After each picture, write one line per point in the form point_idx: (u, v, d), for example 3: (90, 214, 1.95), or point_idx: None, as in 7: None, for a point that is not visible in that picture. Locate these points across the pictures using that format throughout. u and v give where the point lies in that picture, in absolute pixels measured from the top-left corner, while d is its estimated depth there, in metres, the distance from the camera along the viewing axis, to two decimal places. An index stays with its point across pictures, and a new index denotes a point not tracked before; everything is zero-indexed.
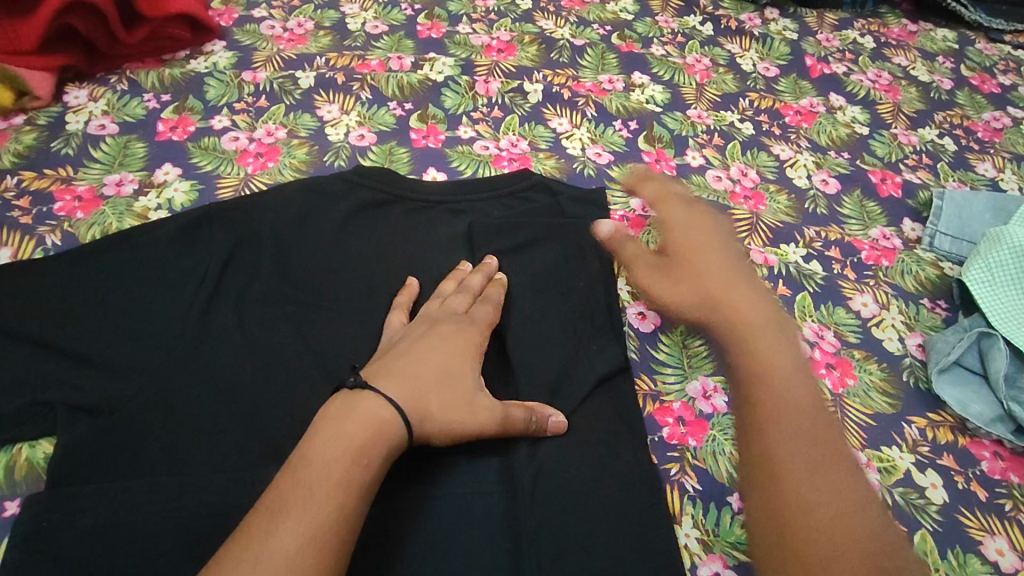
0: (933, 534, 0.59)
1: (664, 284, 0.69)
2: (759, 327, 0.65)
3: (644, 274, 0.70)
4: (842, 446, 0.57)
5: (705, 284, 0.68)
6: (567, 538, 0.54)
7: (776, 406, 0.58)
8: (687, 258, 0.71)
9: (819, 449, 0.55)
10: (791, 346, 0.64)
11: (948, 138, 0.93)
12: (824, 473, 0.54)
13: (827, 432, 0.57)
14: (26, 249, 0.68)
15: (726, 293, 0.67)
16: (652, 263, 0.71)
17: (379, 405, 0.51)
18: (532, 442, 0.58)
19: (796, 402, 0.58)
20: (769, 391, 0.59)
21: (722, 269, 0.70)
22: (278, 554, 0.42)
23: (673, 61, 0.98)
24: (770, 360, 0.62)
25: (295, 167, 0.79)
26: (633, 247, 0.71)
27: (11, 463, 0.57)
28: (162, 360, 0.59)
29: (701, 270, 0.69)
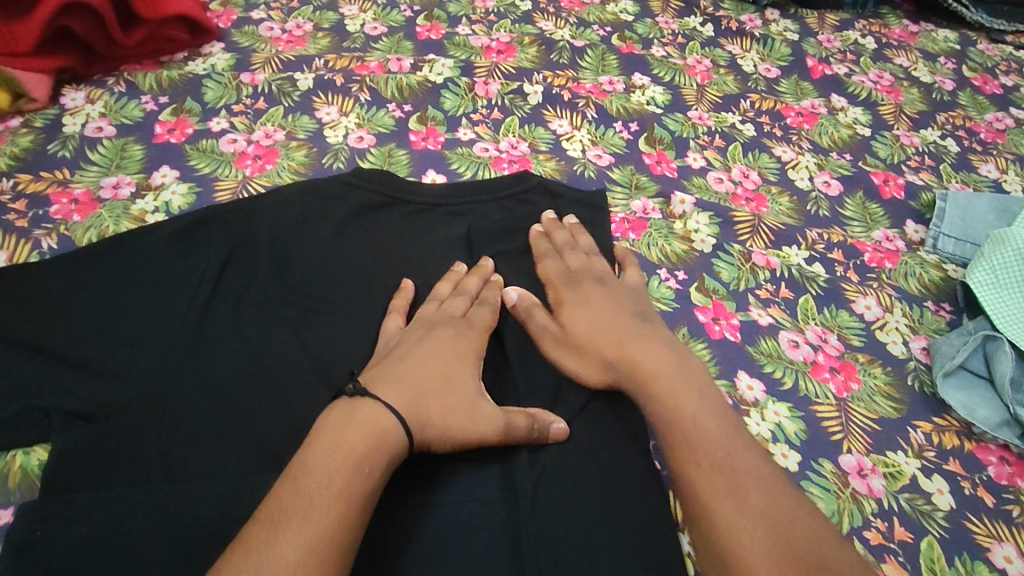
0: (940, 541, 0.58)
1: (574, 357, 0.61)
2: (661, 375, 0.58)
3: (556, 350, 0.62)
4: (772, 487, 0.51)
5: (604, 348, 0.61)
6: (569, 546, 0.54)
7: (696, 465, 0.52)
8: (588, 320, 0.63)
9: (750, 504, 0.50)
10: (696, 388, 0.57)
11: (951, 139, 0.92)
12: (763, 533, 0.48)
13: (751, 477, 0.51)
14: (22, 252, 0.68)
15: (627, 351, 0.60)
16: (560, 334, 0.63)
17: (379, 412, 0.50)
18: (533, 449, 0.58)
19: (706, 456, 0.52)
20: (679, 443, 0.54)
21: (624, 323, 0.63)
22: (279, 565, 0.41)
23: (674, 62, 0.98)
24: (674, 410, 0.55)
25: (293, 170, 0.78)
26: (540, 318, 0.64)
27: (5, 470, 0.56)
28: (158, 365, 0.58)
29: (604, 331, 0.62)
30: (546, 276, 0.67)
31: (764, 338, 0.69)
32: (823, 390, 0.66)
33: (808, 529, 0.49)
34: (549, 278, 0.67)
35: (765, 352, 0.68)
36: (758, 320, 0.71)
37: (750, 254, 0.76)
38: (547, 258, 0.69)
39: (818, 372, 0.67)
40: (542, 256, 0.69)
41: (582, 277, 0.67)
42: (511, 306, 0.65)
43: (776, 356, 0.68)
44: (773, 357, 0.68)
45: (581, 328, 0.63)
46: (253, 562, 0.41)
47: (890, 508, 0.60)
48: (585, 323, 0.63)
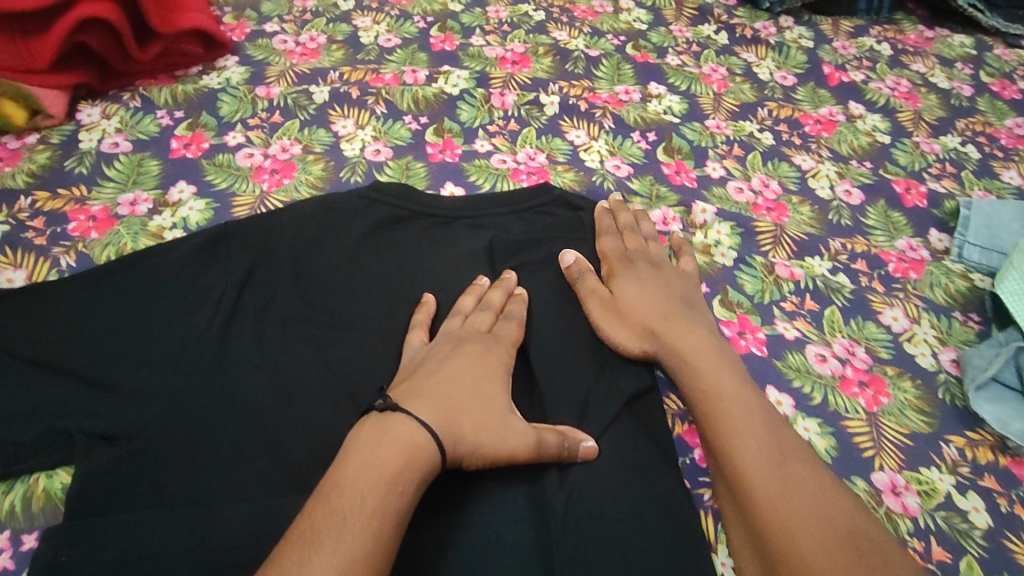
0: (979, 561, 0.57)
1: (618, 323, 0.64)
2: (702, 353, 0.61)
3: (601, 311, 0.65)
4: (806, 458, 0.54)
5: (648, 319, 0.64)
6: (600, 568, 0.52)
7: (734, 433, 0.55)
8: (637, 289, 0.66)
9: (784, 471, 0.53)
10: (735, 367, 0.60)
11: (971, 146, 0.91)
12: (797, 497, 0.51)
13: (787, 447, 0.55)
14: (41, 270, 0.67)
15: (670, 324, 0.63)
16: (608, 298, 0.66)
17: (410, 428, 0.50)
18: (562, 466, 0.57)
19: (745, 427, 0.55)
20: (720, 414, 0.57)
21: (668, 299, 0.66)
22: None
23: (689, 71, 0.97)
24: (714, 383, 0.59)
25: (311, 184, 0.77)
26: (591, 282, 0.67)
27: (27, 494, 0.56)
28: (180, 385, 0.58)
29: (648, 304, 0.65)
30: (603, 252, 0.70)
31: (792, 352, 0.68)
32: (853, 405, 0.65)
33: (838, 495, 0.52)
34: (604, 253, 0.70)
35: (794, 366, 0.67)
36: (784, 334, 0.70)
37: (773, 266, 0.75)
38: (607, 235, 0.72)
39: (847, 386, 0.66)
40: (604, 232, 0.72)
41: (637, 259, 0.70)
42: (566, 267, 0.68)
43: (804, 371, 0.67)
44: (801, 371, 0.67)
45: (628, 296, 0.66)
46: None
47: (926, 527, 0.58)
48: (632, 293, 0.66)
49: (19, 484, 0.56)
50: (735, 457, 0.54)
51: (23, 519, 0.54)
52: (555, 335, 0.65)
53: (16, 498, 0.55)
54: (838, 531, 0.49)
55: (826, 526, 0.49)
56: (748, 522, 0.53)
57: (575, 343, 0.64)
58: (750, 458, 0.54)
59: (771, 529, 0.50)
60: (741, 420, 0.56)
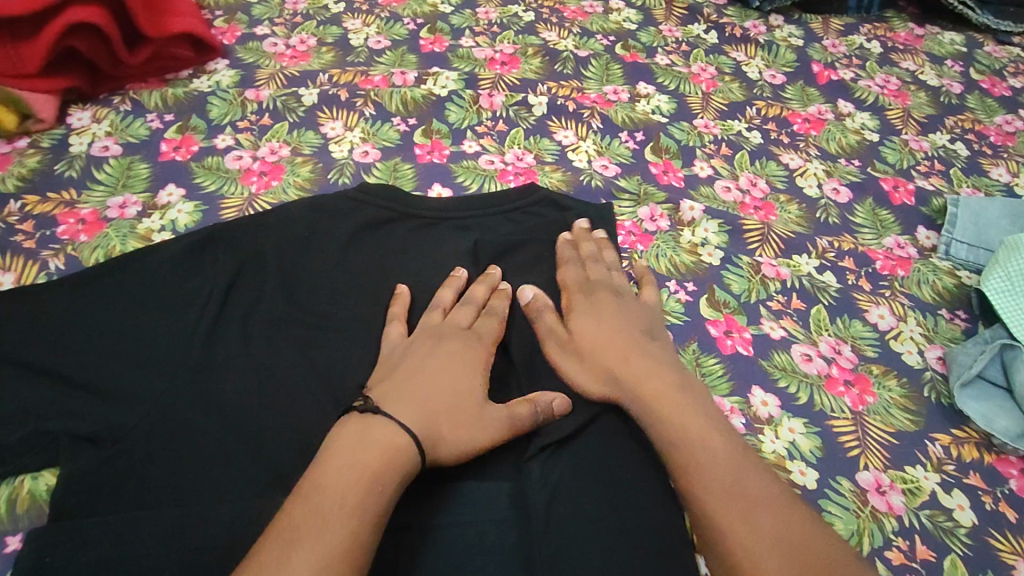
0: (963, 559, 0.57)
1: (577, 369, 0.61)
2: (663, 395, 0.57)
3: (557, 356, 0.62)
4: (778, 498, 0.50)
5: (608, 362, 0.61)
6: (582, 567, 0.52)
7: (702, 481, 0.51)
8: (597, 331, 0.63)
9: (759, 510, 0.49)
10: (700, 406, 0.57)
11: (960, 143, 0.91)
12: (776, 540, 0.47)
13: (760, 484, 0.51)
14: (29, 274, 0.68)
15: (631, 366, 0.60)
16: (564, 341, 0.63)
17: (391, 431, 0.50)
18: (546, 465, 0.57)
19: (713, 467, 0.52)
20: (687, 456, 0.53)
21: (625, 338, 0.62)
22: None
23: (678, 70, 0.97)
24: (679, 425, 0.55)
25: (299, 186, 0.78)
26: (549, 320, 0.64)
27: (13, 496, 0.56)
28: (165, 386, 0.58)
29: (605, 345, 0.62)
30: (562, 282, 0.67)
31: (777, 352, 0.68)
32: (839, 404, 0.65)
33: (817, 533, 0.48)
34: (563, 285, 0.67)
35: (780, 366, 0.67)
36: (770, 334, 0.70)
37: (759, 266, 0.75)
38: (567, 263, 0.69)
39: (833, 386, 0.67)
40: (565, 262, 0.69)
41: (597, 288, 0.67)
42: (525, 304, 0.65)
43: (790, 370, 0.67)
44: (787, 371, 0.67)
45: (586, 334, 0.63)
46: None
47: (911, 526, 0.59)
48: (593, 332, 0.63)
49: (6, 486, 0.56)
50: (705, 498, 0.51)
51: (9, 521, 0.55)
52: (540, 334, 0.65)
53: (2, 500, 0.56)
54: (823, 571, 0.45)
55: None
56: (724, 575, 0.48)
57: None
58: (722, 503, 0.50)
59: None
60: (705, 456, 0.52)
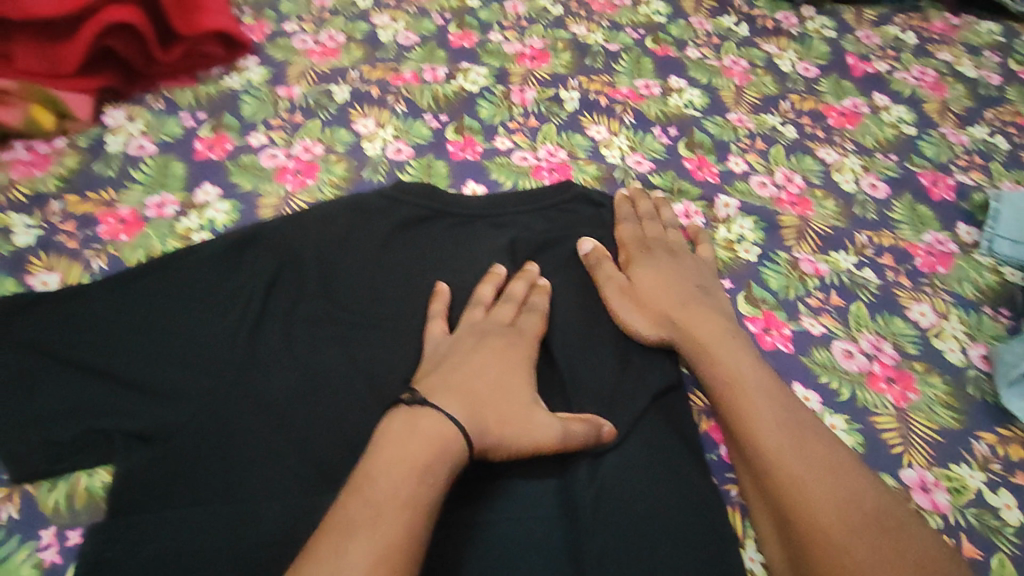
0: (1012, 558, 0.56)
1: (635, 311, 0.65)
2: (716, 337, 0.62)
3: (616, 296, 0.66)
4: (823, 438, 0.55)
5: (664, 306, 0.65)
6: (630, 565, 0.52)
7: (754, 419, 0.56)
8: (655, 280, 0.67)
9: (806, 455, 0.53)
10: (750, 350, 0.61)
11: (1000, 137, 0.90)
12: (820, 484, 0.51)
13: (808, 431, 0.55)
14: (73, 274, 0.68)
15: (686, 310, 0.64)
16: (624, 285, 0.67)
17: (439, 422, 0.51)
18: (592, 462, 0.57)
19: (767, 407, 0.56)
20: (739, 393, 0.58)
21: (681, 287, 0.67)
22: (354, 572, 0.41)
23: (710, 64, 0.96)
24: (731, 365, 0.59)
25: (334, 184, 0.78)
26: (609, 268, 0.68)
27: (70, 492, 0.56)
28: (212, 384, 0.58)
29: (660, 292, 0.66)
30: (620, 238, 0.72)
31: (817, 348, 0.68)
32: (881, 401, 0.65)
33: (860, 482, 0.52)
34: (621, 240, 0.71)
35: (820, 363, 0.67)
36: (810, 330, 0.69)
37: (797, 262, 0.74)
38: (626, 221, 0.73)
39: (875, 382, 0.66)
40: (623, 220, 0.74)
41: (654, 245, 0.71)
42: (584, 254, 0.70)
43: (830, 366, 0.67)
44: (828, 367, 0.66)
45: (645, 282, 0.67)
46: (328, 568, 0.41)
47: (956, 524, 0.58)
48: (650, 280, 0.67)
49: (62, 481, 0.56)
50: (763, 451, 0.54)
51: (67, 517, 0.55)
52: (579, 330, 0.65)
53: (59, 495, 0.55)
54: (869, 518, 0.50)
55: (845, 504, 0.50)
56: (770, 501, 0.53)
57: (600, 340, 0.65)
58: (780, 454, 0.54)
59: (796, 508, 0.51)
60: (755, 394, 0.57)
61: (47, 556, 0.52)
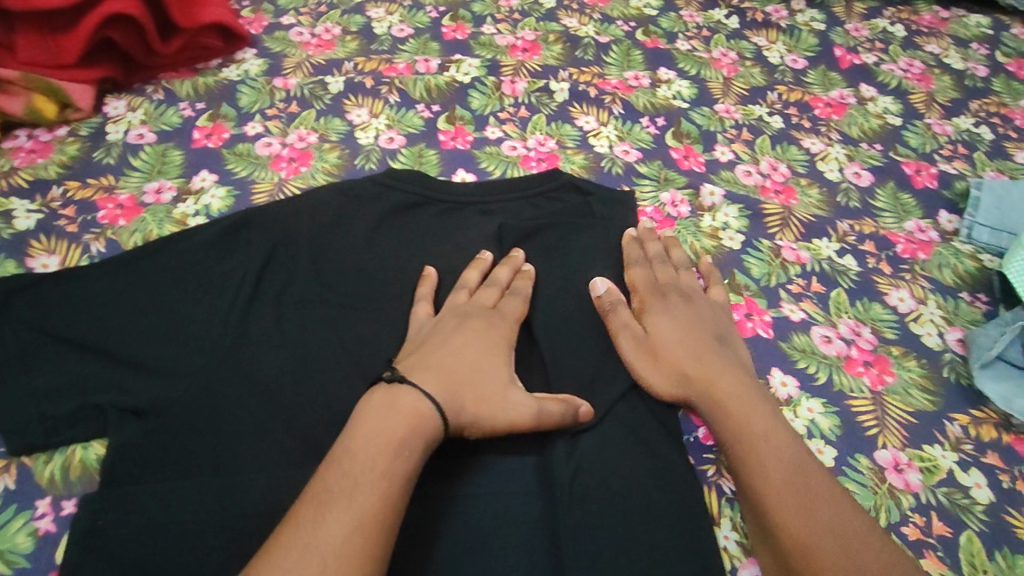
0: (979, 536, 0.58)
1: (653, 366, 0.62)
2: (732, 394, 0.59)
3: (633, 350, 0.63)
4: (838, 504, 0.53)
5: (683, 360, 0.62)
6: (605, 537, 0.54)
7: (767, 484, 0.54)
8: (673, 332, 0.64)
9: (820, 523, 0.51)
10: (767, 407, 0.59)
11: (984, 127, 0.91)
12: (833, 553, 0.50)
13: (824, 496, 0.53)
14: (73, 256, 0.71)
15: (704, 365, 0.61)
16: (641, 336, 0.64)
17: (416, 398, 0.53)
18: (571, 440, 0.59)
19: (779, 471, 0.54)
20: (752, 454, 0.56)
21: (699, 338, 0.64)
22: (329, 539, 0.44)
23: (699, 56, 0.98)
24: (745, 424, 0.58)
25: (327, 172, 0.80)
26: (623, 315, 0.65)
27: (66, 464, 0.59)
28: (205, 361, 0.61)
29: (678, 343, 0.63)
30: (632, 282, 0.68)
31: (797, 334, 0.69)
32: (858, 384, 0.66)
33: (875, 553, 0.50)
34: (634, 285, 0.68)
35: (799, 347, 0.68)
36: (790, 316, 0.71)
37: (780, 250, 0.76)
38: (637, 265, 0.70)
39: (852, 366, 0.67)
40: (634, 263, 0.70)
41: (668, 291, 0.68)
42: (596, 296, 0.67)
43: (809, 351, 0.68)
44: (806, 352, 0.68)
45: (663, 333, 0.64)
46: (304, 536, 0.44)
47: (928, 503, 0.59)
48: (668, 332, 0.64)
49: (58, 454, 0.59)
50: (775, 516, 0.53)
51: (62, 487, 0.58)
52: (562, 313, 0.67)
53: (55, 467, 0.59)
54: None
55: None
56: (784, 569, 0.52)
57: (583, 325, 0.66)
58: (792, 522, 0.52)
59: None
60: (768, 455, 0.55)
61: (42, 525, 0.56)
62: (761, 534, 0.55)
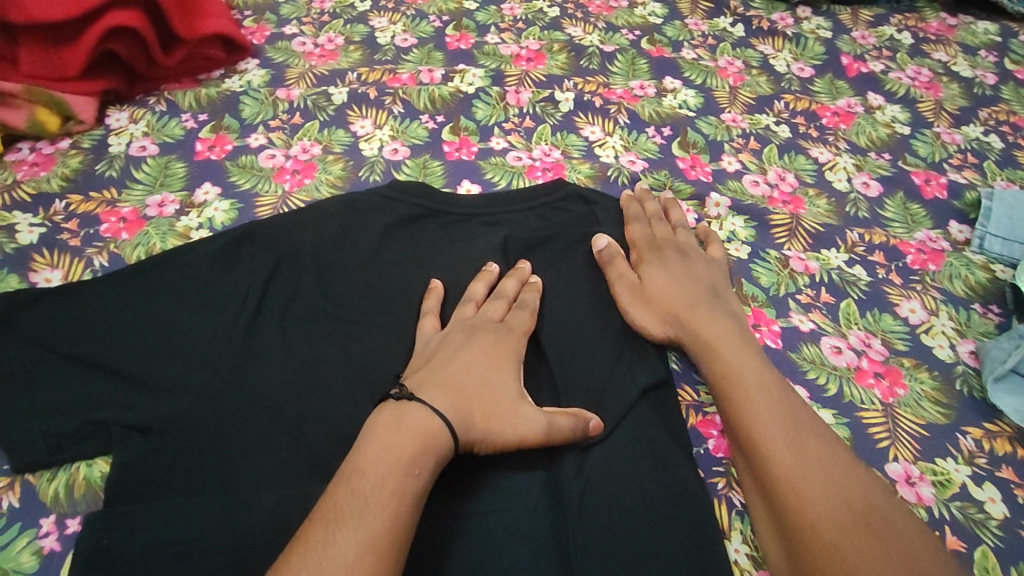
0: (995, 551, 0.57)
1: (646, 310, 0.65)
2: (722, 335, 0.62)
3: (627, 296, 0.66)
4: (820, 435, 0.55)
5: (674, 305, 0.65)
6: (616, 555, 0.53)
7: (753, 415, 0.57)
8: (667, 280, 0.67)
9: (801, 449, 0.54)
10: (755, 350, 0.62)
11: (994, 136, 0.90)
12: (811, 475, 0.52)
13: (807, 428, 0.56)
14: (76, 270, 0.70)
15: (695, 310, 0.64)
16: (636, 284, 0.67)
17: (425, 415, 0.52)
18: (580, 455, 0.58)
19: (765, 403, 0.57)
20: (739, 387, 0.58)
21: (691, 287, 0.67)
22: (341, 561, 0.43)
23: (705, 65, 0.97)
24: (733, 362, 0.60)
25: (331, 184, 0.79)
26: (620, 265, 0.68)
27: (69, 482, 0.58)
28: (209, 378, 0.60)
29: (671, 291, 0.66)
30: (631, 238, 0.72)
31: (807, 345, 0.68)
32: (869, 396, 0.65)
33: (852, 477, 0.53)
34: (631, 240, 0.71)
35: (808, 358, 0.67)
36: (799, 327, 0.70)
37: (788, 260, 0.75)
38: (634, 221, 0.73)
39: (863, 378, 0.66)
40: (632, 220, 0.74)
41: (664, 246, 0.71)
42: (596, 251, 0.70)
43: (819, 362, 0.67)
44: (816, 363, 0.67)
45: (657, 281, 0.67)
46: (316, 559, 0.43)
47: (941, 517, 0.58)
48: (662, 280, 0.67)
49: (62, 471, 0.58)
50: (759, 443, 0.55)
51: (66, 505, 0.57)
52: (569, 325, 0.66)
53: (59, 484, 0.58)
54: (857, 512, 0.50)
55: (834, 497, 0.51)
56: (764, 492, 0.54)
57: (591, 336, 0.65)
58: (774, 447, 0.54)
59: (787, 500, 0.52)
60: (755, 389, 0.58)
61: (46, 544, 0.55)
62: (744, 461, 0.57)
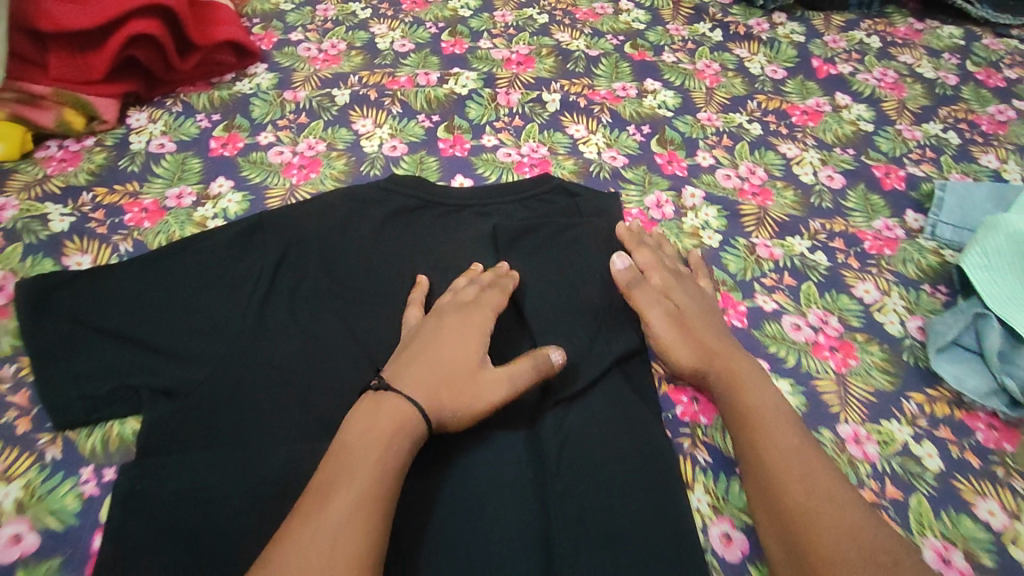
0: (928, 498, 0.63)
1: (678, 338, 0.68)
2: (745, 367, 0.66)
3: (660, 321, 0.69)
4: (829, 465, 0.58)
5: (704, 335, 0.68)
6: (589, 501, 0.60)
7: (769, 438, 0.59)
8: (694, 313, 0.71)
9: (813, 475, 0.56)
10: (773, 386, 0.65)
11: (951, 132, 0.96)
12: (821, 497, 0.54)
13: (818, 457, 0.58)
14: (103, 255, 0.77)
15: (722, 343, 0.68)
16: (668, 311, 0.70)
17: (397, 400, 0.58)
18: (559, 415, 0.64)
19: (781, 430, 0.60)
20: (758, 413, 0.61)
21: (714, 322, 0.70)
22: (333, 524, 0.49)
23: (683, 67, 1.04)
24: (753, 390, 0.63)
25: (334, 178, 0.86)
26: (647, 291, 0.71)
27: (105, 437, 0.65)
28: (226, 349, 0.66)
29: (699, 323, 0.70)
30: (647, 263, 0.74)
31: (769, 322, 0.75)
32: (824, 366, 0.72)
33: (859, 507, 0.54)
34: (651, 265, 0.74)
35: (770, 334, 0.74)
36: (763, 306, 0.76)
37: (754, 247, 0.82)
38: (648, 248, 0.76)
39: (819, 351, 0.73)
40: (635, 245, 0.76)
41: (684, 279, 0.75)
42: (618, 272, 0.72)
43: (779, 337, 0.74)
44: (777, 338, 0.73)
45: (687, 312, 0.71)
46: (311, 524, 0.49)
47: (883, 470, 0.64)
48: (690, 311, 0.71)
49: (98, 429, 0.65)
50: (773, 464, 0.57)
51: (103, 457, 0.64)
52: (551, 302, 0.72)
53: (96, 439, 0.64)
54: (862, 536, 0.52)
55: (841, 519, 0.53)
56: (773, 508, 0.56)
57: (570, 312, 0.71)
58: (790, 470, 0.57)
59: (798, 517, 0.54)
60: (773, 417, 0.61)
61: (87, 489, 0.62)
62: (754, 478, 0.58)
